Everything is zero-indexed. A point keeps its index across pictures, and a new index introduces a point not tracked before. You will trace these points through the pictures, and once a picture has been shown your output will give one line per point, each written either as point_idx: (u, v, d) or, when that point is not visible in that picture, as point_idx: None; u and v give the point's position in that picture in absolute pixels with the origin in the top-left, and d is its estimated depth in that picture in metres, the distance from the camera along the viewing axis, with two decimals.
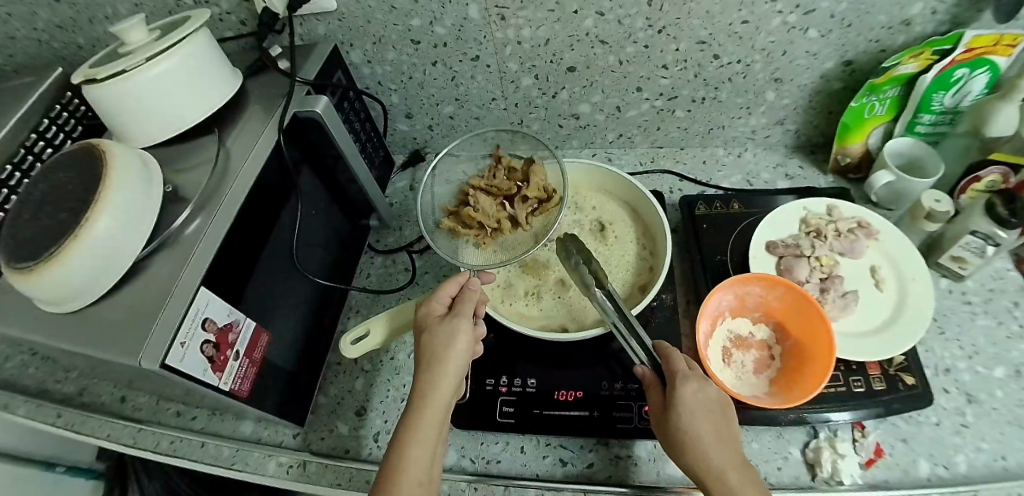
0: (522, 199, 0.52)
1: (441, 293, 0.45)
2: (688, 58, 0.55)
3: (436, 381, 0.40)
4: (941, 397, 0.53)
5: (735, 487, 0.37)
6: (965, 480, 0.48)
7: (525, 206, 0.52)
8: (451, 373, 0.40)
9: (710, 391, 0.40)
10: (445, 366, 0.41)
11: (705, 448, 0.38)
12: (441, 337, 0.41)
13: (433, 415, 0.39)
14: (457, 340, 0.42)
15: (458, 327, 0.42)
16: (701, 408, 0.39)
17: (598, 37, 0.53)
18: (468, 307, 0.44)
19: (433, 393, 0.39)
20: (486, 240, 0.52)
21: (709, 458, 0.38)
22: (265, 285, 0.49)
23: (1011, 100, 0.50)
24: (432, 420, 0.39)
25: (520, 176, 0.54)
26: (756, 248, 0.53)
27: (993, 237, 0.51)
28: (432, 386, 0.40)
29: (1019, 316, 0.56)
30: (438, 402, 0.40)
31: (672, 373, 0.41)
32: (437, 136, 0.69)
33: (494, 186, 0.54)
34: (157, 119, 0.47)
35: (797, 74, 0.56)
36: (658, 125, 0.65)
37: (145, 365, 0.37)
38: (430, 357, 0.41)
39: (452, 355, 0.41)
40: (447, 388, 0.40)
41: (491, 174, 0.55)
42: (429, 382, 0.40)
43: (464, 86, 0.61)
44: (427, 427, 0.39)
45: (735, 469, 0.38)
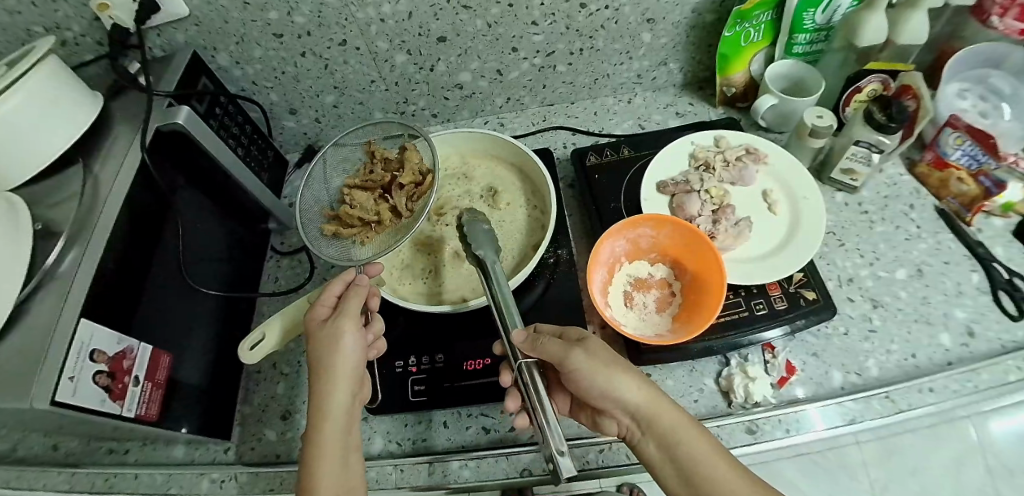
0: (398, 186, 0.53)
1: (326, 294, 0.44)
2: (556, 10, 0.54)
3: (328, 389, 0.40)
4: (846, 306, 0.54)
5: (676, 417, 0.38)
6: (878, 383, 0.49)
7: (401, 192, 0.52)
8: (341, 379, 0.41)
9: None
10: (335, 371, 0.41)
11: (644, 382, 0.39)
12: (324, 344, 0.41)
13: (332, 424, 0.39)
14: (341, 343, 0.41)
15: (339, 328, 0.41)
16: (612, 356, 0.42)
17: (460, 2, 0.52)
18: (353, 303, 0.43)
19: (327, 405, 0.40)
20: (369, 235, 0.53)
21: (651, 395, 0.39)
22: (157, 305, 0.48)
23: (876, 8, 0.51)
24: (332, 427, 0.39)
25: (395, 166, 0.55)
26: (647, 190, 0.54)
27: (877, 144, 0.52)
28: (325, 398, 0.40)
29: (915, 219, 0.58)
30: (335, 410, 0.40)
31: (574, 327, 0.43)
32: (327, 128, 0.69)
33: (370, 180, 0.55)
34: (15, 157, 0.44)
35: (668, 11, 0.56)
36: (543, 83, 0.65)
37: (36, 405, 0.35)
38: (320, 366, 0.41)
39: (340, 359, 0.41)
40: (340, 393, 0.40)
41: (367, 170, 0.55)
42: (322, 392, 0.40)
43: (339, 73, 0.60)
44: (328, 438, 0.39)
45: (670, 402, 0.39)
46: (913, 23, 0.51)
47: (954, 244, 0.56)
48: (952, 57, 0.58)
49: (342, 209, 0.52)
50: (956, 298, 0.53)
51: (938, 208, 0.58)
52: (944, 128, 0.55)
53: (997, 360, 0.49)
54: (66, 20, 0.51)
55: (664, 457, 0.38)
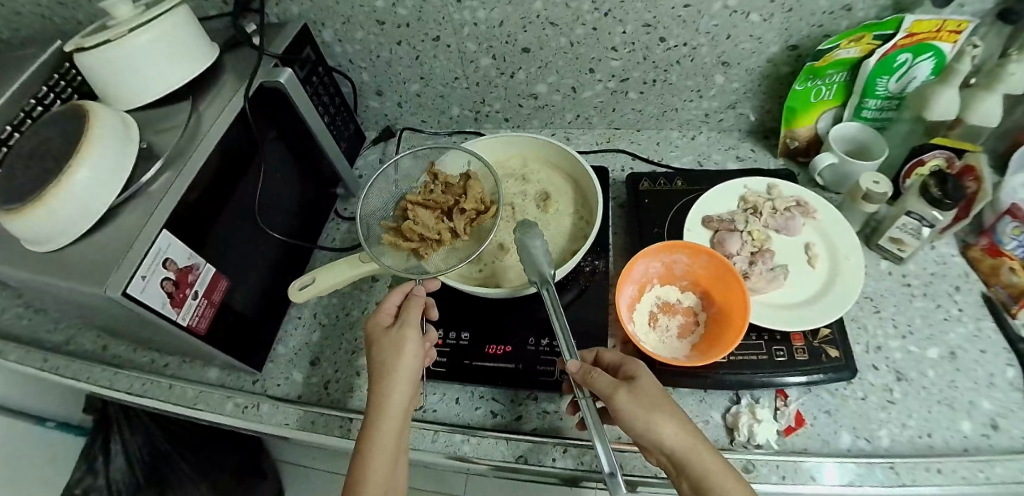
0: (460, 210, 0.55)
1: (386, 304, 0.47)
2: (636, 40, 0.57)
3: (388, 390, 0.42)
4: (870, 374, 0.54)
5: (710, 463, 0.37)
6: (886, 453, 0.49)
7: (462, 216, 0.54)
8: (400, 381, 0.42)
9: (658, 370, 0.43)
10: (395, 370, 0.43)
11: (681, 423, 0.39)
12: (389, 349, 0.43)
13: (389, 421, 0.41)
14: (404, 350, 0.43)
15: (405, 335, 0.44)
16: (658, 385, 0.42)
17: (548, 19, 0.56)
18: (414, 314, 0.45)
19: (386, 407, 0.41)
20: (429, 251, 0.53)
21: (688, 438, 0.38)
22: (227, 237, 0.53)
23: (949, 83, 0.51)
24: (389, 427, 0.41)
25: (456, 192, 0.56)
26: (691, 221, 0.56)
27: (930, 219, 0.52)
28: (384, 401, 0.42)
29: (958, 301, 0.57)
30: (393, 412, 0.42)
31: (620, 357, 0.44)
32: (407, 113, 0.73)
33: (431, 201, 0.56)
34: (139, 84, 0.50)
35: (743, 58, 0.58)
36: (613, 106, 0.68)
37: (109, 293, 0.40)
38: (383, 369, 0.43)
39: (401, 362, 0.43)
40: (398, 394, 0.42)
41: (428, 191, 0.57)
42: (381, 389, 0.42)
43: (428, 65, 0.64)
44: (384, 438, 0.41)
45: (707, 444, 0.38)
46: (987, 105, 0.52)
47: (995, 334, 0.55)
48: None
49: (406, 224, 0.52)
50: (986, 388, 0.52)
51: (985, 295, 0.57)
52: (1004, 215, 0.55)
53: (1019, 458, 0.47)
54: None
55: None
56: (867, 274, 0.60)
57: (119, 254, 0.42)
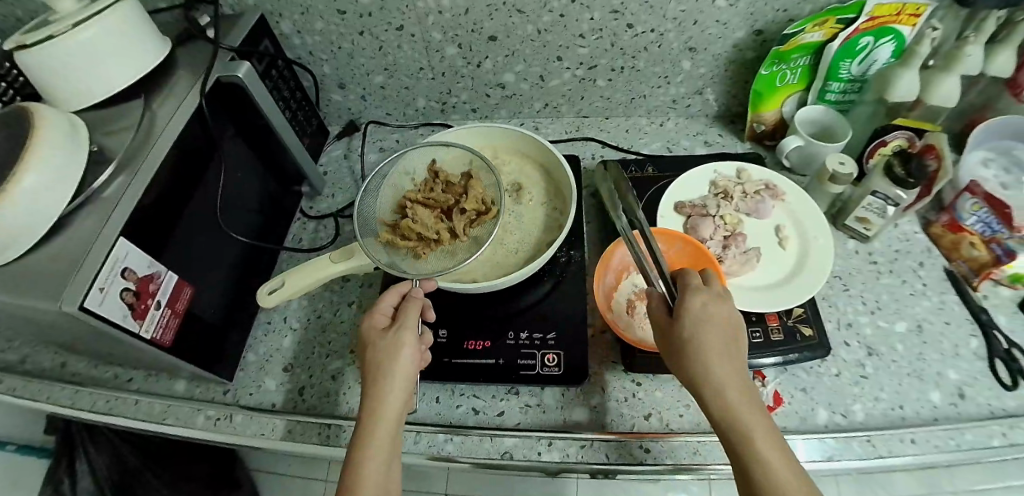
0: (460, 210, 0.53)
1: (382, 305, 0.45)
2: (603, 26, 0.57)
3: (384, 394, 0.40)
4: (842, 350, 0.55)
5: (755, 424, 0.36)
6: (861, 427, 0.50)
7: (462, 217, 0.52)
8: (397, 384, 0.40)
9: (721, 310, 0.40)
10: (391, 373, 0.41)
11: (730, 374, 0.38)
12: (384, 352, 0.42)
13: (385, 426, 0.39)
14: (400, 354, 0.41)
15: (400, 338, 0.42)
16: (712, 328, 0.39)
17: (515, 6, 0.55)
18: (410, 317, 0.44)
19: (380, 409, 0.40)
20: (427, 250, 0.51)
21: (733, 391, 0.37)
22: (187, 242, 0.50)
23: (908, 65, 0.53)
24: (382, 432, 0.39)
25: (458, 191, 0.54)
26: (664, 207, 0.57)
27: (893, 198, 0.54)
28: (378, 404, 0.40)
29: (922, 276, 0.59)
30: (387, 416, 0.40)
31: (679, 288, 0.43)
32: (372, 106, 0.71)
33: (432, 199, 0.54)
34: (86, 82, 0.47)
35: (710, 43, 0.59)
36: (581, 94, 0.67)
37: (64, 307, 0.38)
38: (378, 372, 0.41)
39: (397, 365, 0.41)
40: (394, 398, 0.40)
41: (429, 189, 0.55)
42: (378, 392, 0.40)
43: (392, 56, 0.62)
44: (378, 442, 0.39)
45: (757, 408, 0.36)
46: (945, 85, 0.53)
47: (957, 306, 0.57)
48: (980, 125, 0.61)
49: (404, 222, 0.50)
50: (951, 358, 0.54)
51: (948, 270, 0.60)
52: (963, 192, 0.57)
53: (985, 423, 0.49)
54: None
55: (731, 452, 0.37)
56: (836, 254, 0.61)
57: (72, 266, 0.40)
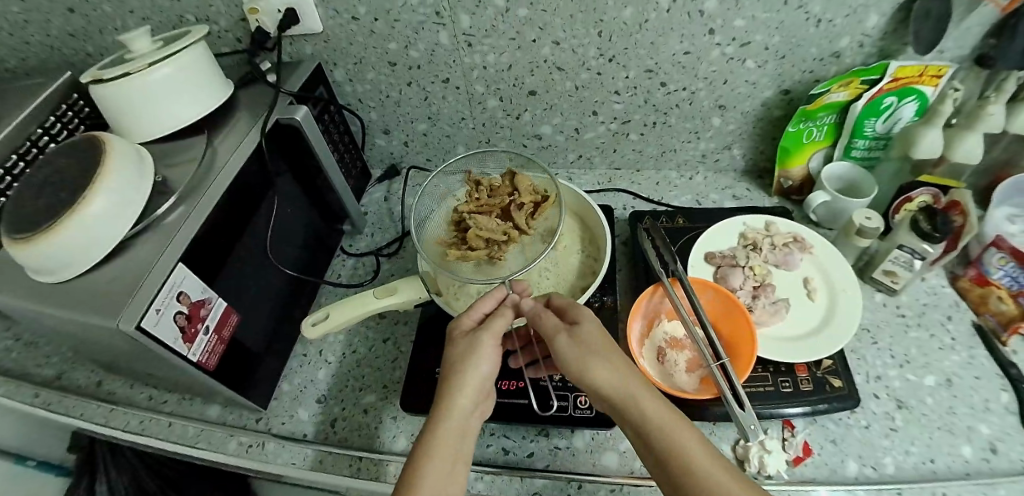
0: (518, 207, 0.56)
1: (475, 308, 0.46)
2: (638, 84, 0.60)
3: (456, 392, 0.40)
4: (872, 403, 0.55)
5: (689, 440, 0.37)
6: (891, 479, 0.50)
7: (522, 212, 0.56)
8: (470, 383, 0.41)
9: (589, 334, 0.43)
10: (467, 375, 0.41)
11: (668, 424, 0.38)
12: (464, 352, 0.43)
13: (453, 423, 0.39)
14: (479, 354, 0.42)
15: (482, 341, 0.43)
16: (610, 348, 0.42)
17: (555, 64, 0.59)
18: (497, 322, 0.44)
19: (453, 405, 0.40)
20: (502, 252, 0.54)
21: (663, 410, 0.38)
22: (239, 274, 0.52)
23: (934, 123, 0.55)
24: (449, 428, 0.39)
25: (507, 190, 0.58)
26: (694, 255, 0.58)
27: (920, 252, 0.55)
28: (451, 399, 0.40)
29: (950, 329, 0.60)
30: (457, 415, 0.39)
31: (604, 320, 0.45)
32: (412, 152, 0.73)
33: (486, 205, 0.57)
34: (155, 116, 0.50)
35: (739, 101, 0.62)
36: (614, 147, 0.69)
37: (121, 326, 0.39)
38: (454, 369, 0.42)
39: (474, 366, 0.42)
40: (465, 397, 0.40)
41: (476, 197, 0.58)
42: (450, 390, 0.40)
43: (436, 106, 0.65)
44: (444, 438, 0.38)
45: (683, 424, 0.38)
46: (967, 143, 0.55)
47: (987, 361, 0.57)
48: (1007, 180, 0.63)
49: (472, 231, 0.53)
50: (981, 413, 0.53)
51: (976, 324, 0.60)
52: (989, 247, 0.58)
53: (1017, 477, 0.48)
54: (217, 16, 0.58)
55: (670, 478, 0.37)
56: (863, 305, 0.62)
57: (132, 286, 0.41)
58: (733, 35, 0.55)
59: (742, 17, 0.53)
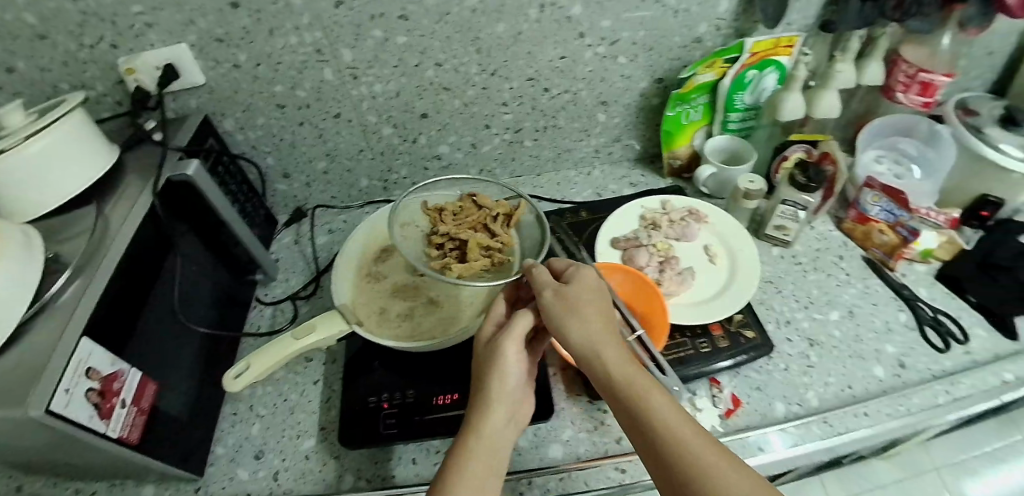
0: (493, 218, 0.60)
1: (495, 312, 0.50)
2: (523, 93, 0.64)
3: (493, 397, 0.43)
4: (786, 345, 0.59)
5: (671, 411, 0.38)
6: (817, 412, 0.54)
7: (499, 221, 0.60)
8: (506, 388, 0.44)
9: (584, 309, 0.45)
10: (501, 383, 0.44)
11: (654, 413, 0.38)
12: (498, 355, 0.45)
13: (493, 428, 0.42)
14: (512, 357, 0.45)
15: (508, 343, 0.45)
16: (597, 322, 0.44)
17: (441, 85, 0.62)
18: (519, 325, 0.47)
19: (494, 409, 0.42)
20: (499, 258, 0.57)
21: (645, 380, 0.40)
22: (149, 341, 0.50)
23: (791, 88, 0.62)
24: (490, 431, 0.42)
25: (474, 211, 0.62)
26: (601, 242, 0.61)
27: (801, 202, 0.61)
28: (491, 404, 0.43)
29: (844, 267, 0.66)
30: (496, 419, 0.42)
31: (574, 311, 0.44)
32: (316, 190, 0.72)
33: (461, 225, 0.60)
34: (38, 189, 0.48)
35: (619, 96, 0.66)
36: (512, 156, 0.72)
37: (32, 413, 0.35)
38: (490, 374, 0.44)
39: (506, 369, 0.44)
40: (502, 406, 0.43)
41: (447, 221, 0.60)
42: (489, 401, 0.43)
43: (332, 142, 0.66)
44: (486, 439, 0.41)
45: (664, 395, 0.40)
46: (826, 100, 0.63)
47: (882, 288, 0.64)
48: (865, 128, 0.72)
49: (472, 243, 0.56)
50: (886, 334, 0.60)
51: (866, 258, 0.67)
52: (863, 188, 0.65)
53: (928, 385, 0.56)
54: (93, 81, 0.56)
55: (646, 444, 0.38)
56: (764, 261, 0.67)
57: (32, 372, 0.38)
58: (602, 35, 0.60)
59: (607, 17, 0.58)
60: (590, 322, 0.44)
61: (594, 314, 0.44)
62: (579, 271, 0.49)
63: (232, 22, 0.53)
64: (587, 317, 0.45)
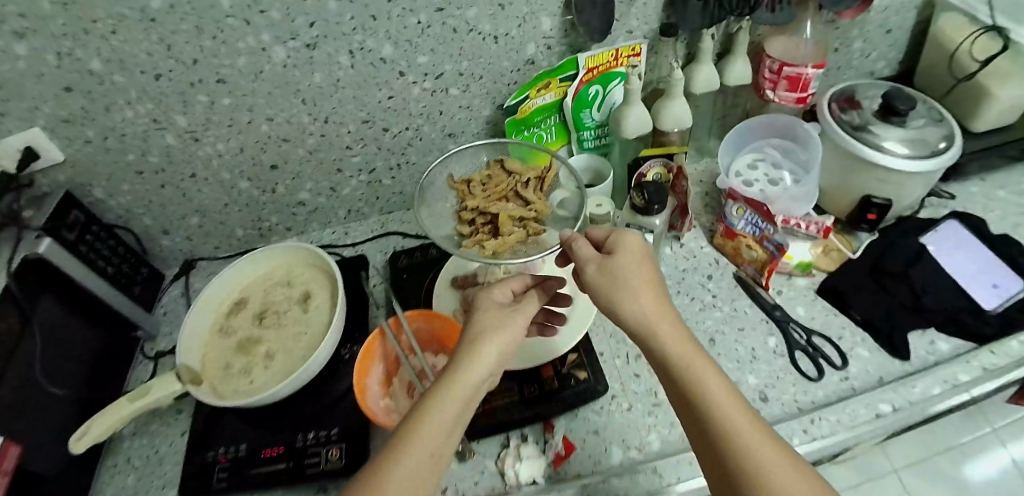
0: (524, 184, 0.62)
1: (499, 291, 0.45)
2: (364, 135, 0.66)
3: (477, 353, 0.39)
4: (632, 383, 0.55)
5: (720, 389, 0.37)
6: (654, 457, 0.49)
7: (530, 187, 0.61)
8: (486, 350, 0.39)
9: (637, 273, 0.42)
10: (486, 347, 0.39)
11: (708, 392, 0.36)
12: (490, 323, 0.41)
13: (466, 390, 0.37)
14: (509, 323, 0.41)
15: (519, 317, 0.42)
16: (647, 290, 0.41)
17: (279, 137, 0.64)
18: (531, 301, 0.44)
19: (474, 367, 0.38)
20: (539, 228, 0.58)
21: (695, 356, 0.38)
22: (9, 411, 0.51)
23: (630, 102, 0.60)
24: (464, 389, 0.37)
25: (502, 178, 0.63)
26: (440, 286, 0.63)
27: (644, 226, 0.58)
28: (473, 363, 0.38)
29: (711, 288, 0.62)
30: (474, 376, 0.38)
31: (621, 277, 0.42)
32: (199, 244, 0.76)
33: (491, 194, 0.61)
34: None
35: (464, 126, 0.69)
36: (375, 195, 0.74)
37: None
38: (475, 336, 0.40)
39: (496, 334, 0.40)
40: (479, 366, 0.38)
41: (474, 192, 0.61)
42: (471, 358, 0.38)
43: (197, 199, 0.70)
44: (461, 399, 0.36)
45: (717, 373, 0.38)
46: (672, 111, 0.61)
47: (752, 309, 0.60)
48: (737, 127, 0.67)
49: (503, 217, 0.57)
50: (749, 364, 0.55)
51: (738, 275, 0.62)
52: (727, 201, 0.61)
53: (782, 424, 0.50)
54: None
55: (693, 421, 0.37)
56: None
57: None
58: (423, 71, 0.61)
59: (422, 53, 0.59)
60: (640, 289, 0.41)
61: (644, 283, 0.41)
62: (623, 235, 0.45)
63: (70, 104, 0.56)
64: (634, 288, 0.42)
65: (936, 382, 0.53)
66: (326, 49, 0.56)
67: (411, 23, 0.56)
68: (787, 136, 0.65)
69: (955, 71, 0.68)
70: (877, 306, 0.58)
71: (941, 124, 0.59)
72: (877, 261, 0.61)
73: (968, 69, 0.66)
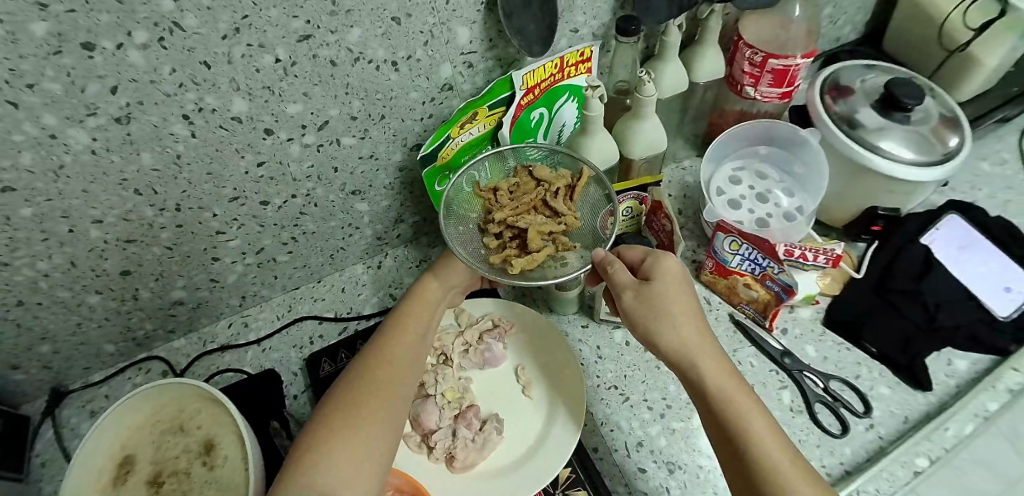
0: (554, 192, 0.47)
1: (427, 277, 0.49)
2: (235, 215, 0.49)
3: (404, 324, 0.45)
4: (639, 482, 0.45)
5: (763, 429, 0.34)
6: None
7: (560, 198, 0.47)
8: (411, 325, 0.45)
9: (677, 296, 0.39)
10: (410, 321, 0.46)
11: (752, 431, 0.34)
12: (419, 298, 0.47)
13: (384, 365, 0.42)
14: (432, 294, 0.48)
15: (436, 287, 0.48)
16: (687, 318, 0.39)
17: (123, 238, 0.45)
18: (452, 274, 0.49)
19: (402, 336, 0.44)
20: (569, 244, 0.45)
21: (736, 390, 0.36)
22: None
23: (590, 133, 0.47)
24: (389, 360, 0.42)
25: (529, 187, 0.48)
26: None
27: None
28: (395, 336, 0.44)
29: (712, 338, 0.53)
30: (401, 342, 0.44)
31: (659, 307, 0.39)
32: (66, 368, 0.56)
33: (517, 206, 0.47)
34: None
35: (372, 179, 0.54)
36: (272, 275, 0.60)
37: None
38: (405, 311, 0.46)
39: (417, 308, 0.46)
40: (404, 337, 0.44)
41: (495, 200, 0.47)
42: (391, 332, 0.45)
43: (38, 326, 0.49)
44: (386, 378, 0.41)
45: (759, 409, 0.35)
46: (644, 133, 0.48)
47: (760, 360, 0.51)
48: (717, 137, 0.56)
49: (533, 230, 0.43)
50: None
51: (735, 318, 0.54)
52: (717, 232, 0.50)
53: None
54: None
55: (732, 457, 0.35)
56: (604, 354, 0.53)
57: None
58: (299, 123, 0.44)
59: (291, 101, 0.42)
60: (680, 318, 0.38)
61: (684, 313, 0.38)
62: (658, 256, 0.42)
63: None
64: (674, 319, 0.38)
65: (968, 419, 0.46)
66: (147, 119, 0.37)
67: (266, 63, 0.38)
68: (776, 147, 0.56)
69: (944, 42, 0.60)
70: (893, 332, 0.51)
71: (939, 113, 0.51)
72: (882, 277, 0.54)
73: (960, 40, 0.58)
